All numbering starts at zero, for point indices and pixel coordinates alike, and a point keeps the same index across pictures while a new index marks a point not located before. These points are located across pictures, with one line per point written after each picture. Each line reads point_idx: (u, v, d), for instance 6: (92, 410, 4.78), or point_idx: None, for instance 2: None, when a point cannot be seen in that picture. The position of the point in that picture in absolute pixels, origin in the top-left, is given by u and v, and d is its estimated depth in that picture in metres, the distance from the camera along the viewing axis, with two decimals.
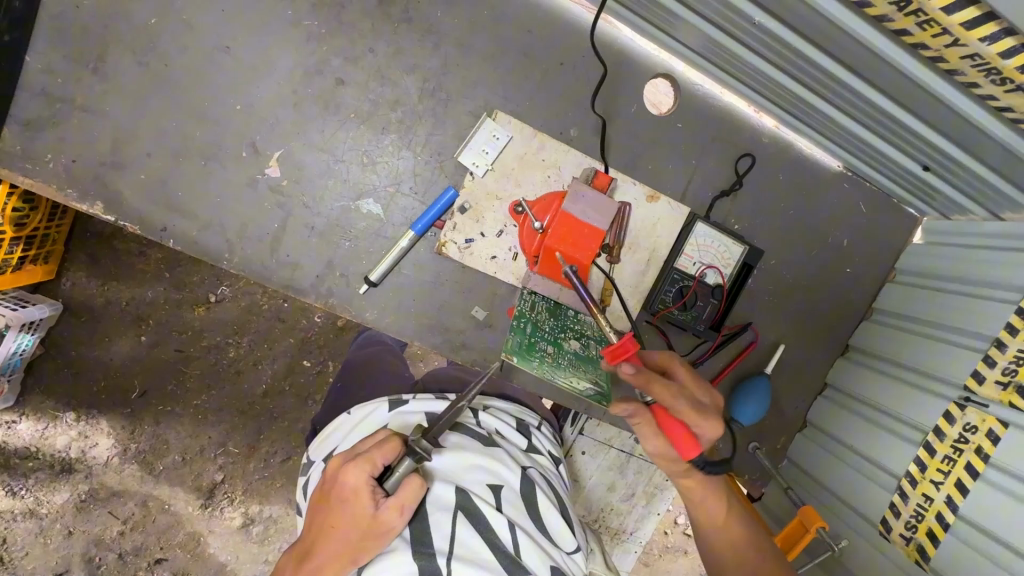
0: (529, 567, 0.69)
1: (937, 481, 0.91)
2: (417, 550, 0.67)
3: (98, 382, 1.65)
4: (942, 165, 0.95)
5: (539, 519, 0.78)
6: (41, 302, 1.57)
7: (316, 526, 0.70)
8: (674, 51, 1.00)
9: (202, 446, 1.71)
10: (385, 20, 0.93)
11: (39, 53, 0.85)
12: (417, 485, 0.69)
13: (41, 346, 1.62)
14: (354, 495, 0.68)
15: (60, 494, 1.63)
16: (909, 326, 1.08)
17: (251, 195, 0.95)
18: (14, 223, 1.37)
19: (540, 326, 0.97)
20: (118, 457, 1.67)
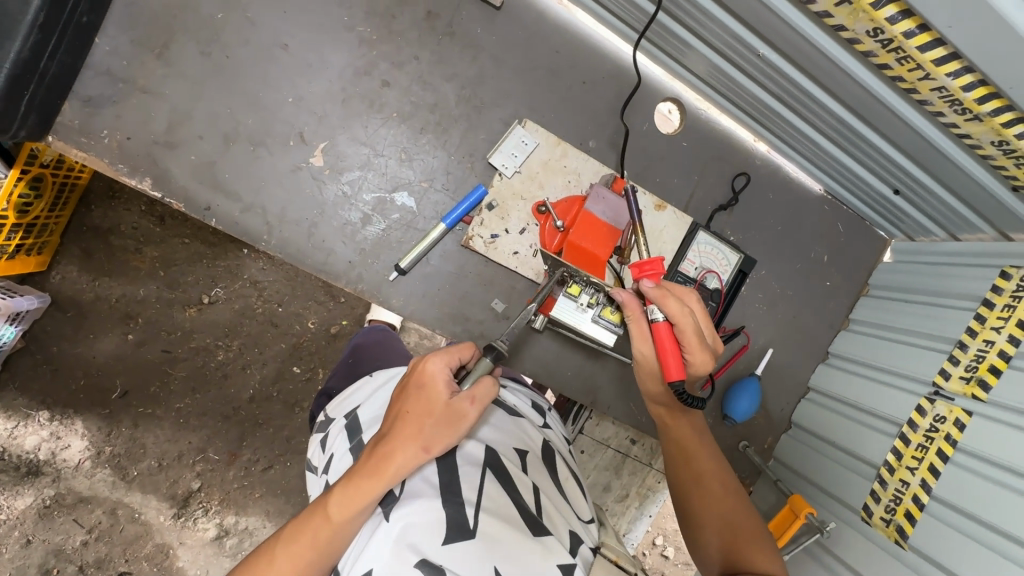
0: (550, 527, 0.75)
1: (912, 467, 1.01)
2: (447, 498, 0.70)
3: (77, 381, 1.65)
4: (910, 188, 1.09)
5: (558, 486, 0.85)
6: (29, 293, 1.57)
7: (390, 414, 0.77)
8: (682, 78, 1.13)
9: (180, 452, 1.71)
10: (431, 33, 1.03)
11: (109, 36, 0.91)
12: (490, 385, 0.79)
13: (22, 339, 1.61)
14: (431, 379, 0.78)
15: (22, 498, 1.61)
16: (883, 333, 1.20)
17: (293, 182, 1.01)
18: (19, 209, 1.38)
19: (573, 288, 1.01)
20: (90, 461, 1.66)
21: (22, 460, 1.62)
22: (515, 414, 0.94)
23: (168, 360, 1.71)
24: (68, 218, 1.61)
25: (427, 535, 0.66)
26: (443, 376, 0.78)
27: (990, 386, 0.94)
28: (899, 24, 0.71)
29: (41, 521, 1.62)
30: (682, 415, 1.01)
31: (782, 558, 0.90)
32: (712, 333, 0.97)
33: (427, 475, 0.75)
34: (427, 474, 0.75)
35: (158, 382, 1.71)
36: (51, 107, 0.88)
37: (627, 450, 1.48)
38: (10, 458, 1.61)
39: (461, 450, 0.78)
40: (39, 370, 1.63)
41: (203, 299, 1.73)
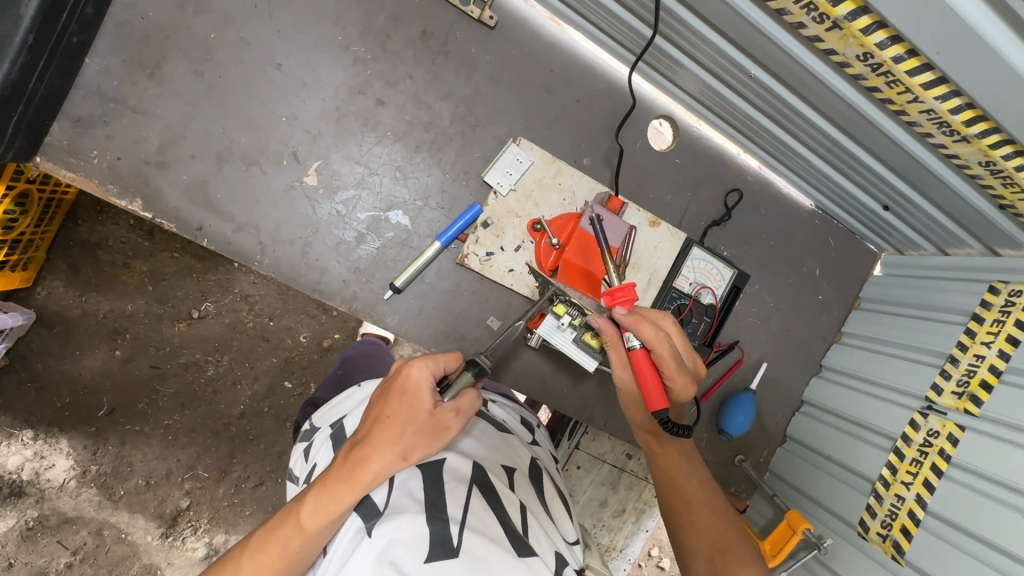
0: (535, 547, 0.74)
1: (907, 482, 1.02)
2: (431, 514, 0.69)
3: (63, 399, 1.62)
4: (899, 205, 1.11)
5: (544, 504, 0.86)
6: (14, 310, 1.54)
7: (370, 417, 0.76)
8: (675, 96, 1.15)
9: (168, 470, 1.68)
10: (426, 52, 1.03)
11: (100, 56, 0.90)
12: (473, 397, 0.79)
13: (6, 357, 1.57)
14: (415, 387, 0.76)
15: (5, 519, 1.57)
16: (875, 346, 1.22)
17: (287, 201, 1.00)
18: (3, 226, 1.35)
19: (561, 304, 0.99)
20: (75, 480, 1.62)
21: (4, 481, 1.58)
22: (503, 429, 0.94)
23: (156, 376, 1.68)
24: (54, 233, 1.59)
25: (410, 552, 0.65)
26: (426, 385, 0.76)
27: (982, 401, 0.95)
28: (889, 50, 0.72)
29: (24, 543, 1.59)
30: (668, 441, 0.99)
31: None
32: (691, 355, 0.96)
33: (412, 489, 0.74)
34: (411, 488, 0.74)
35: (146, 400, 1.67)
36: (40, 128, 0.86)
37: (623, 464, 1.47)
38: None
39: (446, 465, 0.78)
40: (23, 388, 1.59)
41: (192, 314, 1.70)
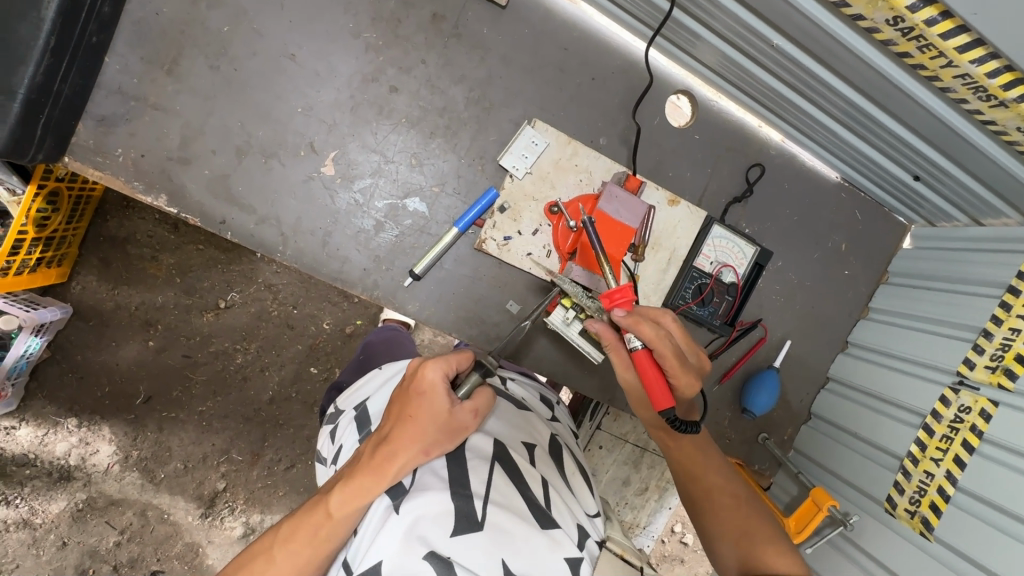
0: (557, 519, 0.76)
1: (937, 458, 1.00)
2: (456, 490, 0.71)
3: (104, 388, 1.69)
4: (931, 174, 1.06)
5: (566, 479, 0.87)
6: (52, 305, 1.60)
7: (391, 415, 0.77)
8: (693, 70, 1.11)
9: (204, 454, 1.75)
10: (438, 35, 1.02)
11: (119, 54, 0.91)
12: (489, 394, 0.81)
13: (47, 349, 1.64)
14: (431, 387, 0.77)
15: (57, 502, 1.66)
16: (904, 321, 1.19)
17: (306, 193, 1.01)
18: (37, 223, 1.40)
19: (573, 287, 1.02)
20: (118, 464, 1.70)
21: (53, 466, 1.66)
22: (522, 407, 0.96)
23: (188, 365, 1.74)
24: (85, 229, 1.64)
25: (436, 527, 0.67)
26: (443, 385, 0.77)
27: (1016, 374, 0.93)
28: (922, 12, 0.68)
29: (74, 524, 1.67)
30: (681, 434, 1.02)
31: (800, 556, 0.89)
32: (693, 350, 0.97)
33: (436, 467, 0.75)
34: (435, 466, 0.75)
35: (180, 387, 1.74)
36: (67, 128, 0.89)
37: (645, 444, 1.48)
38: (41, 464, 1.65)
39: (468, 444, 0.79)
40: (66, 378, 1.66)
41: (219, 304, 1.75)
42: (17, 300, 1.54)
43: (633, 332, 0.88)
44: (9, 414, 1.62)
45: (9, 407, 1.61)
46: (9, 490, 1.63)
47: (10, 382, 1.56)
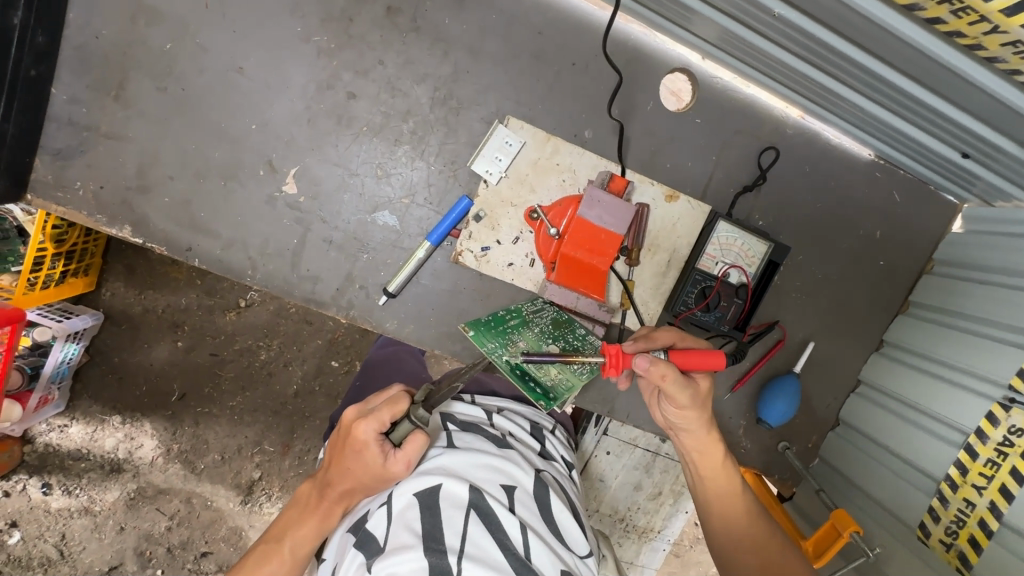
0: (539, 568, 0.69)
1: (979, 486, 0.87)
2: (429, 546, 0.65)
3: (142, 386, 1.60)
4: (983, 153, 0.89)
5: (551, 522, 0.79)
6: (84, 313, 1.50)
7: (331, 464, 0.79)
8: (690, 44, 0.97)
9: (240, 445, 1.64)
10: (395, 31, 0.93)
11: (65, 84, 0.88)
12: (422, 439, 0.76)
13: (86, 353, 1.55)
14: (363, 446, 0.75)
15: (111, 491, 1.59)
16: (947, 319, 1.03)
17: (270, 213, 0.96)
18: (56, 239, 1.29)
19: (529, 326, 0.92)
20: (162, 456, 1.62)
21: (105, 459, 1.59)
22: (503, 443, 0.88)
23: (217, 364, 1.63)
24: (105, 236, 1.53)
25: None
26: (376, 443, 0.75)
27: None
28: None
29: (129, 511, 1.60)
30: (712, 443, 0.91)
31: None
32: (656, 334, 0.87)
33: (410, 520, 0.69)
34: (409, 519, 0.69)
35: (211, 383, 1.63)
36: (21, 166, 0.87)
37: (657, 448, 1.39)
38: (94, 457, 1.58)
39: (441, 491, 0.72)
40: (106, 379, 1.58)
41: (240, 303, 1.63)
42: (50, 310, 1.46)
43: (653, 362, 0.77)
44: (59, 413, 1.55)
45: (57, 407, 1.54)
46: (65, 480, 1.57)
47: (54, 387, 1.48)
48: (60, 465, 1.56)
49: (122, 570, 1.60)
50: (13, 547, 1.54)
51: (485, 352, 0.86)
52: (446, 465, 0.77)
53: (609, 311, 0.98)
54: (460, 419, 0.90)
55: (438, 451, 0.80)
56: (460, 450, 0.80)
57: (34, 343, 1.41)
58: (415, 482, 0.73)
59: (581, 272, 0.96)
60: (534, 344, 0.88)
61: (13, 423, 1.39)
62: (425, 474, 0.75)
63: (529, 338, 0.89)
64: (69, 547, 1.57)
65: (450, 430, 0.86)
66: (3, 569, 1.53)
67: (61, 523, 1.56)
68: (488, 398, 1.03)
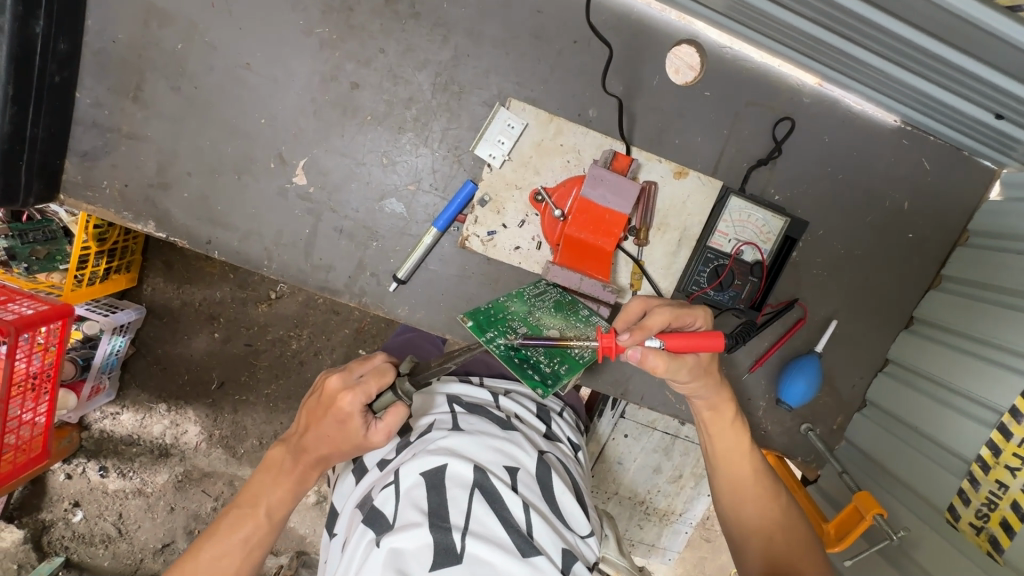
0: (540, 545, 0.71)
1: (1013, 467, 0.82)
2: (434, 523, 0.67)
3: (182, 375, 1.68)
4: (1017, 112, 0.84)
5: (553, 502, 0.81)
6: (127, 307, 1.58)
7: (307, 429, 0.80)
8: (695, 14, 0.93)
9: (276, 431, 1.72)
10: (395, 19, 0.93)
11: (88, 88, 0.93)
12: (402, 411, 0.79)
13: (132, 345, 1.64)
14: (348, 417, 0.77)
15: (161, 474, 1.70)
16: (982, 292, 0.97)
17: (283, 205, 0.99)
18: (97, 238, 1.36)
19: (529, 310, 0.90)
20: (205, 442, 1.71)
21: (153, 444, 1.69)
22: (507, 425, 0.89)
23: (250, 353, 1.69)
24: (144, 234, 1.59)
25: (415, 562, 0.64)
26: (361, 415, 0.78)
27: None
28: None
29: (178, 492, 1.71)
30: (723, 402, 0.90)
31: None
32: (648, 321, 0.81)
33: (416, 498, 0.70)
34: (415, 497, 0.71)
35: (246, 372, 1.69)
36: (53, 168, 0.92)
37: (677, 431, 1.38)
38: (144, 442, 1.69)
39: (447, 471, 0.73)
40: (150, 369, 1.67)
41: (270, 295, 1.67)
42: (97, 304, 1.55)
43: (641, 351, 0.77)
44: (111, 401, 1.65)
45: (109, 396, 1.64)
46: (119, 464, 1.68)
47: (104, 377, 1.58)
48: (114, 449, 1.67)
49: (174, 548, 1.70)
50: (77, 525, 1.66)
51: (485, 342, 0.83)
52: (451, 446, 0.78)
53: (613, 291, 0.95)
54: (465, 401, 0.92)
55: (444, 433, 0.81)
56: (467, 433, 0.81)
57: (84, 336, 1.50)
58: (421, 461, 0.75)
59: (585, 254, 0.96)
60: (536, 327, 0.88)
61: (68, 410, 1.50)
62: (431, 453, 0.76)
63: (529, 321, 0.88)
64: (125, 526, 1.69)
65: (455, 413, 0.87)
66: (69, 544, 1.66)
67: (118, 503, 1.68)
68: (496, 380, 1.05)
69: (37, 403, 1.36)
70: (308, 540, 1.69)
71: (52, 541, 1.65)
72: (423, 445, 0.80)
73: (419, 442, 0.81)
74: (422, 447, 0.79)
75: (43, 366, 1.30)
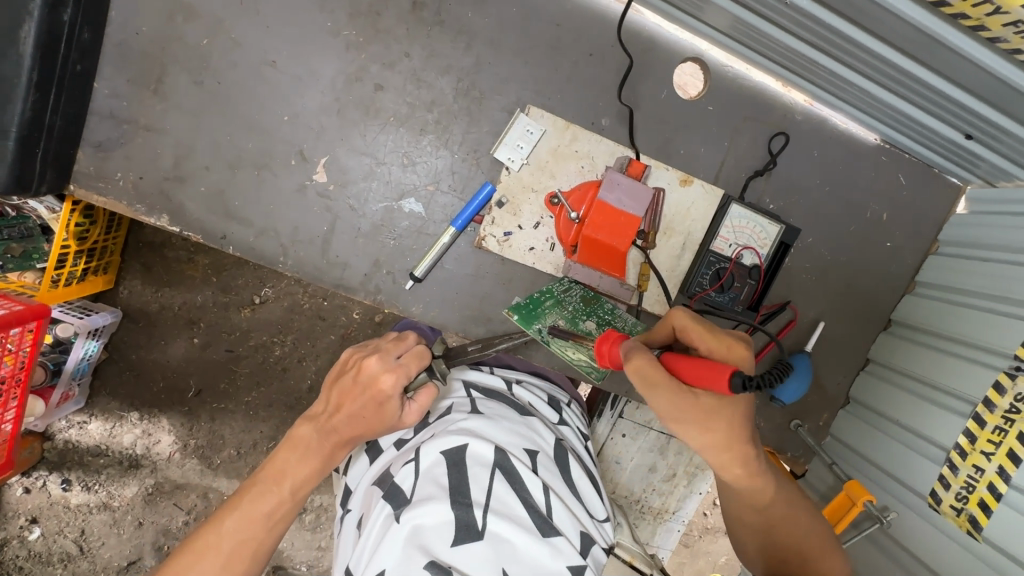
0: (559, 527, 0.73)
1: (988, 452, 0.90)
2: (455, 499, 0.69)
3: (156, 383, 1.62)
4: (985, 132, 0.94)
5: (571, 485, 0.83)
6: (103, 310, 1.53)
7: (341, 407, 0.80)
8: (702, 33, 1.01)
9: (255, 441, 1.66)
10: (420, 25, 0.97)
11: (106, 79, 0.92)
12: (434, 392, 0.83)
13: (105, 351, 1.58)
14: (387, 399, 0.79)
15: (130, 487, 1.62)
16: (954, 296, 1.07)
17: (301, 202, 1.00)
18: (79, 237, 1.31)
19: (563, 303, 1.02)
20: (179, 452, 1.64)
21: (123, 455, 1.62)
22: (526, 412, 0.91)
23: (232, 360, 1.64)
24: (125, 235, 1.54)
25: (437, 538, 0.65)
26: (401, 396, 0.80)
27: None
28: None
29: (147, 506, 1.63)
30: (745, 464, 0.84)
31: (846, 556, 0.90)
32: (653, 331, 0.85)
33: (437, 475, 0.72)
34: (436, 474, 0.72)
35: (226, 380, 1.64)
36: (66, 158, 0.91)
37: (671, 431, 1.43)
38: (112, 454, 1.61)
39: (468, 450, 0.75)
40: (124, 376, 1.60)
41: (254, 300, 1.63)
42: (70, 308, 1.49)
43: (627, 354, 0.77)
44: (78, 410, 1.58)
45: (77, 404, 1.57)
46: (85, 477, 1.60)
47: (75, 383, 1.51)
48: (79, 461, 1.59)
49: (140, 565, 1.62)
50: (34, 543, 1.57)
51: (530, 331, 0.99)
52: (471, 427, 0.80)
53: (629, 289, 1.07)
54: (481, 387, 0.94)
55: (463, 415, 0.83)
56: (486, 417, 0.83)
57: (55, 340, 1.43)
58: (441, 441, 0.76)
59: (599, 256, 1.00)
60: (572, 322, 1.01)
61: (36, 418, 1.42)
62: (451, 433, 0.77)
63: (566, 316, 1.01)
64: (87, 544, 1.60)
65: (474, 398, 0.90)
66: (25, 565, 1.57)
67: (81, 519, 1.60)
68: (507, 371, 1.07)
69: (6, 410, 1.28)
70: (286, 554, 1.64)
71: (6, 561, 1.56)
72: (444, 425, 0.82)
73: (440, 422, 0.83)
74: (443, 427, 0.81)
75: (13, 371, 1.22)
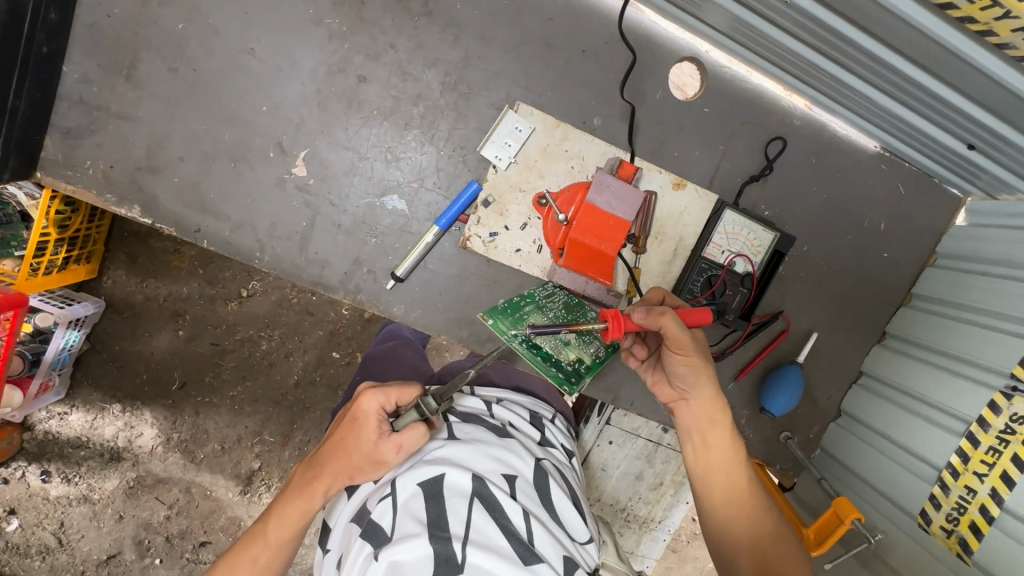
0: (542, 553, 0.70)
1: (981, 473, 0.87)
2: (433, 533, 0.66)
3: (140, 375, 1.58)
4: (989, 143, 0.91)
5: (552, 509, 0.81)
6: (85, 299, 1.49)
7: (330, 436, 0.82)
8: (698, 32, 0.97)
9: (239, 436, 1.62)
10: (407, 15, 0.93)
11: (76, 63, 0.88)
12: (420, 432, 0.76)
13: (87, 340, 1.54)
14: (363, 417, 0.77)
15: (111, 480, 1.58)
16: (949, 310, 1.04)
17: (280, 195, 0.96)
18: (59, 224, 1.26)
19: (545, 309, 0.96)
20: (162, 446, 1.60)
21: (104, 447, 1.57)
22: (504, 433, 0.88)
23: (218, 353, 1.61)
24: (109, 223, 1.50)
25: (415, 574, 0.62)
26: (376, 416, 0.77)
27: None
28: None
29: (128, 500, 1.58)
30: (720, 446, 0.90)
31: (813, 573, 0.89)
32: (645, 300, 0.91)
33: (414, 509, 0.70)
34: (413, 508, 0.70)
35: (211, 373, 1.61)
36: (32, 144, 0.87)
37: (659, 438, 1.40)
38: (93, 445, 1.57)
39: (445, 480, 0.73)
40: (105, 367, 1.56)
41: (241, 293, 1.60)
42: (51, 296, 1.45)
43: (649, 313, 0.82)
44: (59, 400, 1.53)
45: (58, 394, 1.52)
46: (65, 469, 1.56)
47: (55, 374, 1.46)
48: (60, 453, 1.54)
49: (120, 559, 1.58)
50: (12, 534, 1.54)
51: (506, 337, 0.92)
52: (447, 456, 0.77)
53: (616, 295, 1.04)
54: (460, 411, 0.91)
55: (440, 443, 0.81)
56: (464, 442, 0.80)
57: (35, 329, 1.38)
58: (418, 472, 0.74)
59: (586, 260, 0.98)
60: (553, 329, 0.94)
61: (12, 408, 1.38)
62: (427, 463, 0.76)
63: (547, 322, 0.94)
64: (66, 536, 1.56)
65: (450, 422, 0.86)
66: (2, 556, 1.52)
67: (60, 510, 1.55)
68: (487, 389, 1.04)
69: None
70: None
71: None
72: (420, 455, 0.79)
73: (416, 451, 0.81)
74: (419, 458, 0.79)
75: None
